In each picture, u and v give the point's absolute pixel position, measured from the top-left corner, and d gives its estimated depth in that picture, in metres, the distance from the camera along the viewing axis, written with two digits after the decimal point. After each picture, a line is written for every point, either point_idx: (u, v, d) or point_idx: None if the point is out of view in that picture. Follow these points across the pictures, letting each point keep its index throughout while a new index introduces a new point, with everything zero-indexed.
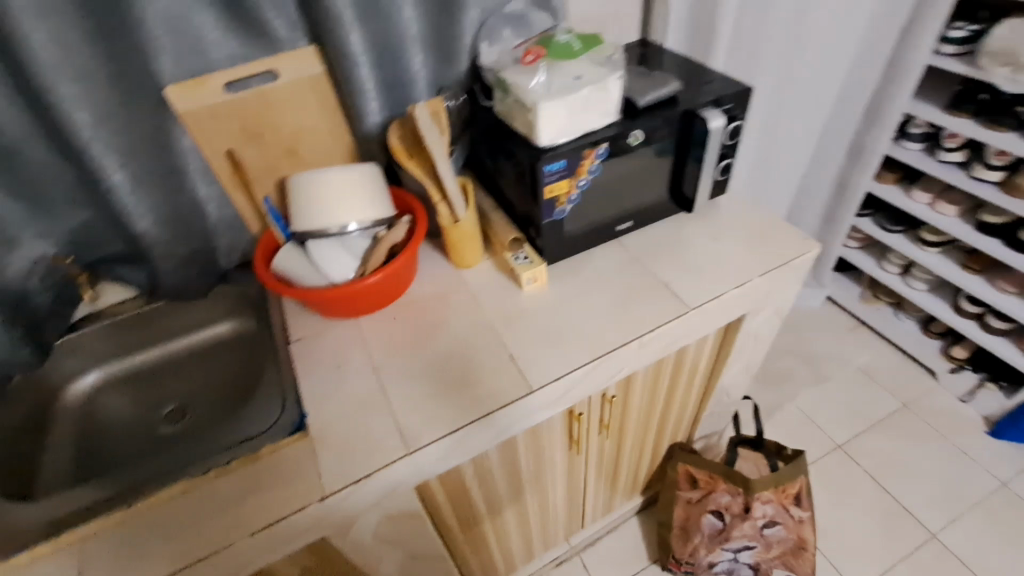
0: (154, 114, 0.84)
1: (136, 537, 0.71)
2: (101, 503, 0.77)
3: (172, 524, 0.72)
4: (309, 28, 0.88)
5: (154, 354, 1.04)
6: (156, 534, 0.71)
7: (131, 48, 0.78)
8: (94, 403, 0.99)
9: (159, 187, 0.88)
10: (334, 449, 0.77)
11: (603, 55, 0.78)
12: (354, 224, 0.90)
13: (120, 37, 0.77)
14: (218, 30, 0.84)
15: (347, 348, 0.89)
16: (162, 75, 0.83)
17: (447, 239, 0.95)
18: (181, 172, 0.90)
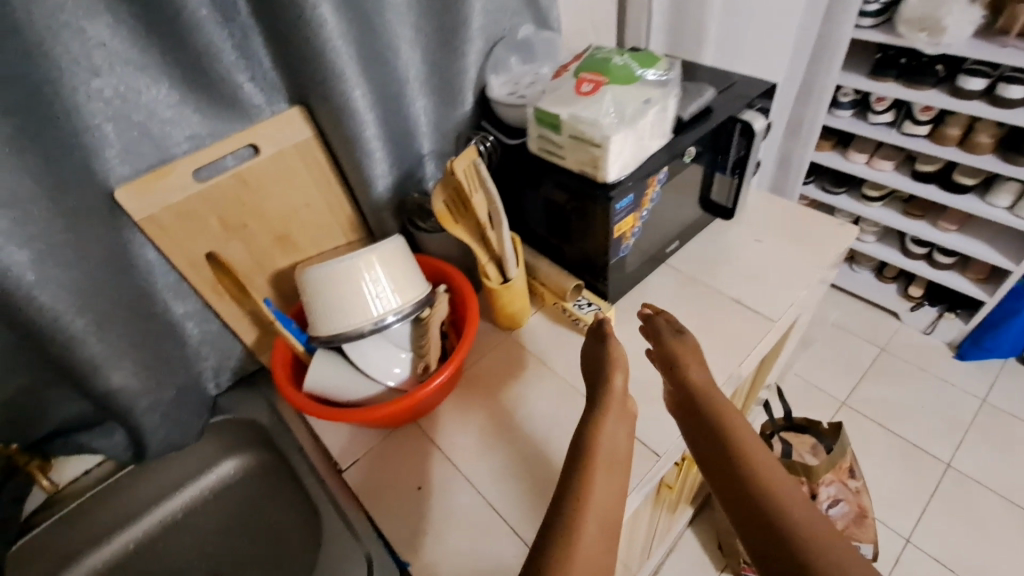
0: (105, 228, 0.63)
1: None
2: None
3: None
4: (290, 87, 0.71)
5: (140, 531, 0.79)
6: None
7: (65, 148, 0.57)
8: None
9: (128, 321, 0.67)
10: None
11: (660, 74, 0.71)
12: (392, 315, 0.73)
13: (48, 140, 0.56)
14: (176, 107, 0.64)
15: (420, 461, 0.73)
16: (109, 176, 0.62)
17: (495, 302, 0.82)
18: (150, 293, 0.69)
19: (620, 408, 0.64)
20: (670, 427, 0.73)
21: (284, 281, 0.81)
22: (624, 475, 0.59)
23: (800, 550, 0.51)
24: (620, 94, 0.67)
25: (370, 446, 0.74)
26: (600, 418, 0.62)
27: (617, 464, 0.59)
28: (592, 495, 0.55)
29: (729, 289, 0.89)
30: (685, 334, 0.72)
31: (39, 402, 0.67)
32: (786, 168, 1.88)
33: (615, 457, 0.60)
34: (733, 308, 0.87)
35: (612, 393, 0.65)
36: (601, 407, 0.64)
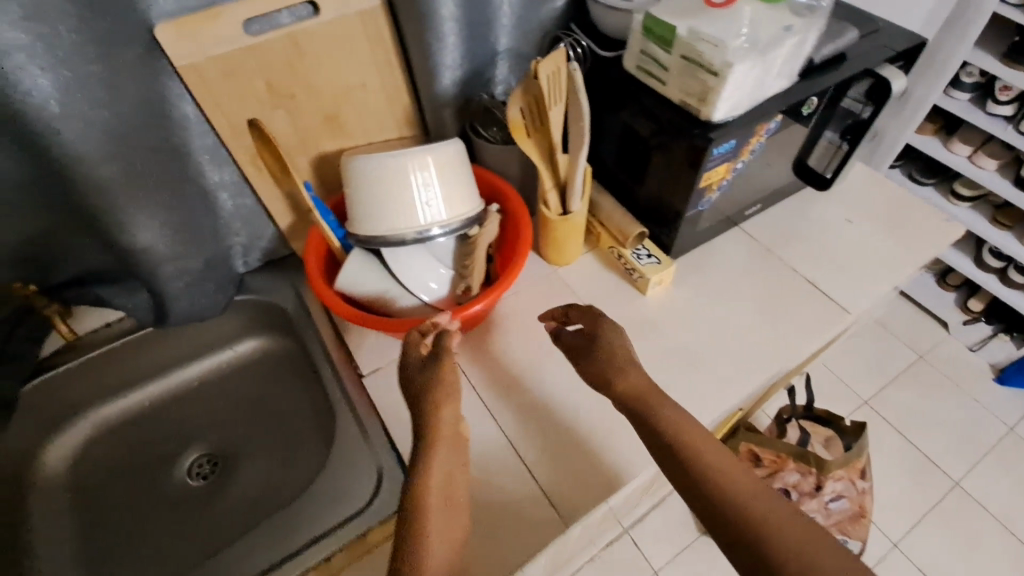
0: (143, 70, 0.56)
1: None
2: None
3: None
4: None
5: (156, 391, 0.79)
6: None
7: None
8: (84, 462, 0.74)
9: (160, 181, 0.61)
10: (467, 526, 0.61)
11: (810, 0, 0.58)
12: (437, 228, 0.66)
13: None
14: None
15: None
16: (151, 9, 0.54)
17: (546, 234, 0.75)
18: (185, 153, 0.63)
19: (452, 429, 0.54)
20: (709, 402, 0.68)
21: (328, 167, 0.74)
22: (459, 506, 0.51)
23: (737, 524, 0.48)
24: (757, 16, 0.55)
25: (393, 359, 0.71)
26: (431, 460, 0.51)
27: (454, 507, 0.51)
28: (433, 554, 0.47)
29: (805, 269, 0.81)
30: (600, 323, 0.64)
31: (64, 248, 0.64)
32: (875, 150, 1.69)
33: (454, 490, 0.52)
34: (804, 289, 0.78)
35: (444, 427, 0.53)
36: (430, 439, 0.52)
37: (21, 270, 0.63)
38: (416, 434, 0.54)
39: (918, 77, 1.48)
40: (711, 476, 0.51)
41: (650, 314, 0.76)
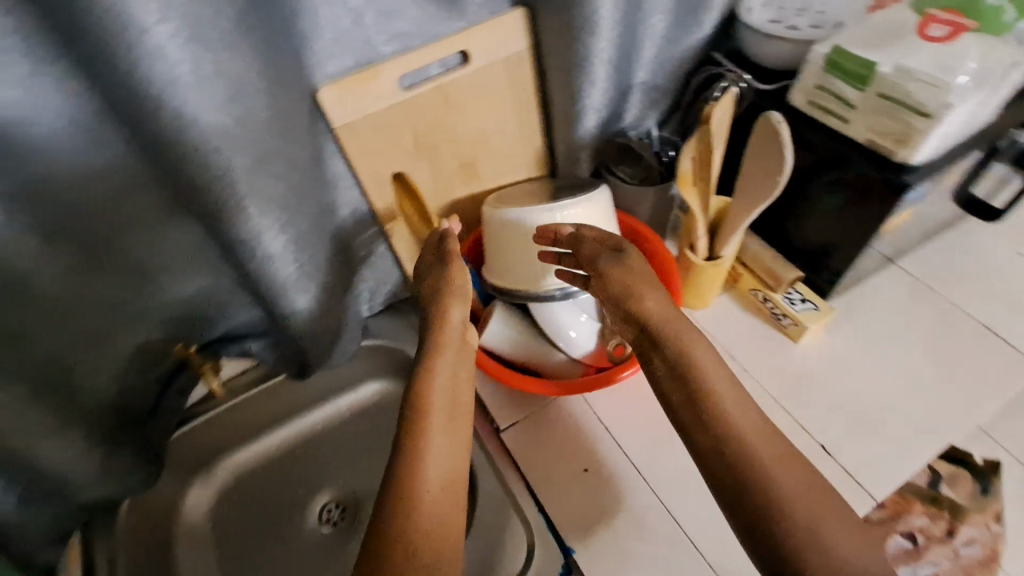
0: (305, 134, 0.55)
1: None
2: None
3: None
4: None
5: (283, 436, 0.79)
6: None
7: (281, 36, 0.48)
8: (222, 512, 0.74)
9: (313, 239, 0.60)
10: None
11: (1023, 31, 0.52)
12: None
13: (268, 22, 0.46)
14: None
15: (587, 440, 0.64)
16: (318, 74, 0.53)
17: (688, 279, 0.70)
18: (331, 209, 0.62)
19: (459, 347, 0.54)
20: (885, 467, 0.62)
21: (461, 216, 0.72)
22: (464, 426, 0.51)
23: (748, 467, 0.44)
24: (989, 54, 0.50)
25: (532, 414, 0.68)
26: (430, 368, 0.52)
27: (460, 416, 0.51)
28: (428, 469, 0.46)
29: (979, 313, 0.71)
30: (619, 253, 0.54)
31: (216, 304, 0.65)
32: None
33: (458, 398, 0.52)
34: (980, 334, 0.70)
35: (448, 328, 0.54)
36: (436, 343, 0.53)
37: (177, 327, 0.65)
38: (422, 341, 0.54)
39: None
40: (717, 413, 0.47)
41: (804, 363, 0.69)
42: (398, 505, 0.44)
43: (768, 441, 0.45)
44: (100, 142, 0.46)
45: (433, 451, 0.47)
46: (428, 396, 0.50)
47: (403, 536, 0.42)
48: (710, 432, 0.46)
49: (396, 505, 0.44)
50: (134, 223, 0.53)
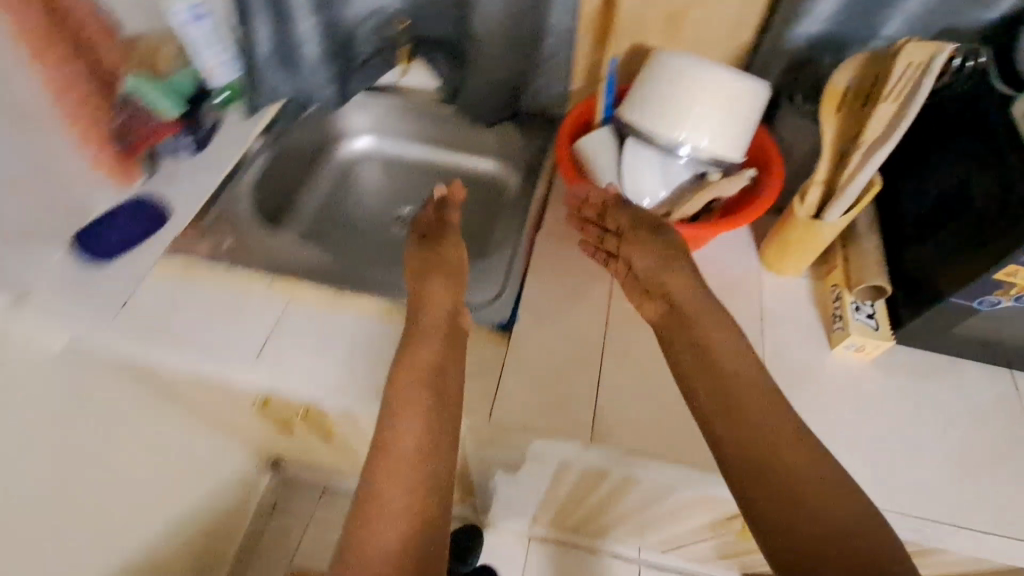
0: None
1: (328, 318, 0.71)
2: (320, 267, 0.78)
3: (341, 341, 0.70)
4: None
5: (418, 153, 1.03)
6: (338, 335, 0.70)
7: None
8: (358, 165, 1.03)
9: None
10: (526, 373, 0.66)
11: None
12: (689, 149, 0.69)
13: None
14: None
15: (590, 276, 0.75)
16: None
17: (778, 229, 0.71)
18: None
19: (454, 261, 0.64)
20: None
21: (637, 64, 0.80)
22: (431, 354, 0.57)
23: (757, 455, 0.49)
24: None
25: (572, 233, 0.79)
26: (414, 329, 0.60)
27: (442, 329, 0.60)
28: (405, 412, 0.53)
29: None
30: (660, 229, 0.60)
31: None
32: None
33: (434, 310, 0.61)
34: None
35: (426, 297, 0.61)
36: (423, 270, 0.63)
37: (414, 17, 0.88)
38: (410, 315, 0.61)
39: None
40: (724, 388, 0.52)
41: (818, 366, 0.68)
42: (377, 451, 0.51)
43: (751, 405, 0.51)
44: None
45: (406, 375, 0.56)
46: (426, 291, 0.61)
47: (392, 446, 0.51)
48: (715, 407, 0.52)
49: (389, 462, 0.50)
50: None
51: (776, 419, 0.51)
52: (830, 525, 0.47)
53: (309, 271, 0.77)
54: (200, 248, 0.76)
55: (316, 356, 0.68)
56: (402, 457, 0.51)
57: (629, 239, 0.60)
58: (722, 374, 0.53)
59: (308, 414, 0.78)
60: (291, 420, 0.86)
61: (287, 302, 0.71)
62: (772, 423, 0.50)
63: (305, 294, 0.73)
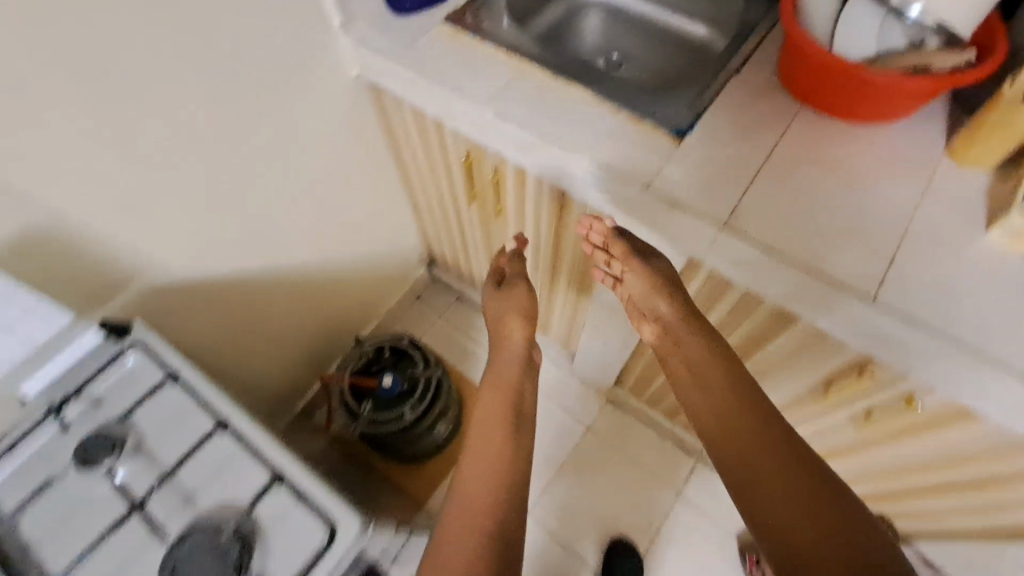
0: None
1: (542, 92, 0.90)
2: (542, 55, 0.95)
3: (548, 110, 0.89)
4: None
5: (639, 10, 1.16)
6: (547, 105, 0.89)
7: None
8: (585, 7, 1.18)
9: None
10: (685, 170, 0.80)
11: None
12: (917, 10, 0.73)
13: None
14: None
15: (768, 118, 0.84)
16: None
17: (978, 113, 0.73)
18: None
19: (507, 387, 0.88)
20: (908, 309, 0.69)
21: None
22: (494, 416, 0.84)
23: (737, 468, 0.67)
24: None
25: (764, 84, 0.88)
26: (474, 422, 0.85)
27: (496, 423, 0.83)
28: (466, 473, 0.78)
29: None
30: (648, 258, 0.80)
31: None
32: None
33: (506, 380, 0.89)
34: None
35: (511, 342, 0.94)
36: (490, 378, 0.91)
37: None
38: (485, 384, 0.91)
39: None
40: (699, 406, 0.73)
41: (960, 242, 0.73)
42: (456, 479, 0.79)
43: (735, 410, 0.70)
44: None
45: (484, 452, 0.80)
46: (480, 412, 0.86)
47: (451, 504, 0.75)
48: (711, 416, 0.71)
49: (458, 498, 0.76)
50: None
51: (758, 423, 0.68)
52: (792, 530, 0.60)
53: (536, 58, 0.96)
54: (468, 22, 0.98)
55: (529, 113, 0.89)
56: (475, 470, 0.78)
57: (626, 275, 0.82)
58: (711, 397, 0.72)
59: (504, 176, 1.03)
60: (485, 188, 1.11)
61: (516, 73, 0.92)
62: (748, 424, 0.69)
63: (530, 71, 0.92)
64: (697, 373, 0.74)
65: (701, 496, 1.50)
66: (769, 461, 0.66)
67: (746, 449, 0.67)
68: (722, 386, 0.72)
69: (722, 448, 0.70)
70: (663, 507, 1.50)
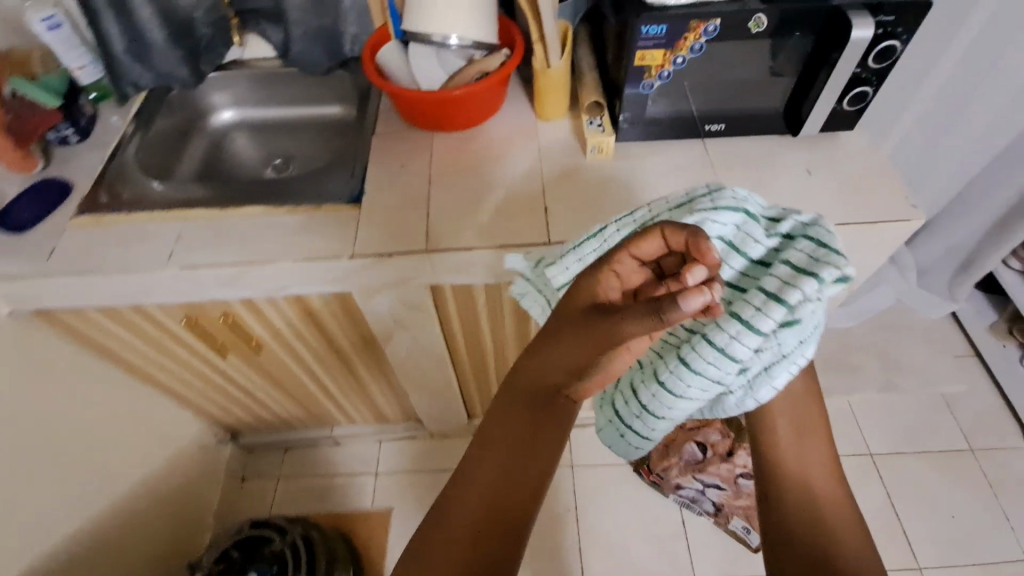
0: None
1: (208, 227, 0.88)
2: (197, 199, 0.94)
3: (226, 237, 0.87)
4: None
5: (276, 114, 1.23)
6: (218, 236, 0.87)
7: None
8: (226, 136, 1.21)
9: None
10: (372, 227, 0.88)
11: None
12: (455, 38, 0.93)
13: None
14: None
15: (415, 154, 0.98)
16: None
17: (535, 85, 0.96)
18: None
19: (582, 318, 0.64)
20: (574, 226, 0.87)
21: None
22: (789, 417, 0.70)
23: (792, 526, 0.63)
24: None
25: (397, 132, 1.01)
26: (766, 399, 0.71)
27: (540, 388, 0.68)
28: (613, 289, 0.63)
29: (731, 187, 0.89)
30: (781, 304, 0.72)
31: None
32: (966, 208, 1.50)
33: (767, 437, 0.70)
34: None
35: None
36: None
37: None
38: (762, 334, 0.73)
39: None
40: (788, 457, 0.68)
41: (579, 170, 0.93)
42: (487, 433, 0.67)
43: (806, 477, 0.66)
44: None
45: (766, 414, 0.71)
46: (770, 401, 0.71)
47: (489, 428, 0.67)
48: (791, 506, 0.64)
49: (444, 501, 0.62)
50: None
51: (834, 514, 0.63)
52: None
53: (192, 200, 0.94)
54: (103, 202, 0.91)
55: (207, 250, 0.86)
56: (468, 517, 0.60)
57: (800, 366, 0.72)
58: (821, 449, 0.67)
59: (233, 319, 1.00)
60: (222, 336, 1.06)
61: (179, 230, 0.88)
62: (836, 509, 0.63)
63: (191, 221, 0.89)
64: (818, 463, 0.67)
65: (588, 454, 1.62)
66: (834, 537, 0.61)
67: (835, 528, 0.61)
68: (834, 502, 0.64)
69: (784, 500, 0.65)
70: (566, 484, 1.58)
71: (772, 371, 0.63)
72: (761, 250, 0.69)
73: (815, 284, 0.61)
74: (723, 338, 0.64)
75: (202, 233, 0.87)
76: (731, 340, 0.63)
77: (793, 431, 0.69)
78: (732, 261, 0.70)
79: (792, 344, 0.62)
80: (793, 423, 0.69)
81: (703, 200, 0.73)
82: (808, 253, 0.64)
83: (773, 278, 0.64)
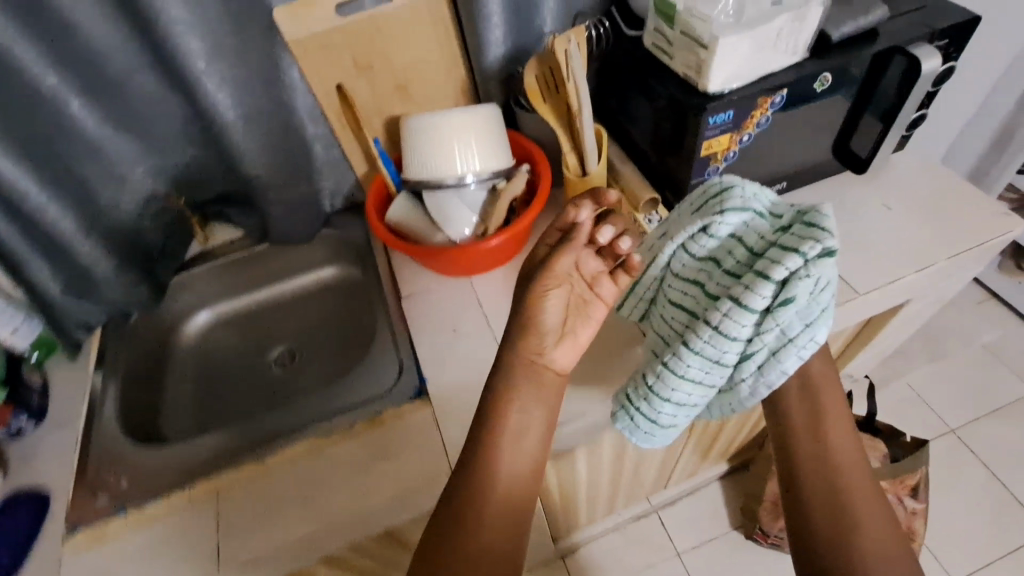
0: (267, 56, 0.77)
1: (257, 494, 0.68)
2: (223, 455, 0.74)
3: (287, 501, 0.68)
4: None
5: (259, 297, 1.03)
6: (274, 505, 0.67)
7: (266, 12, 0.74)
8: (206, 342, 0.99)
9: (276, 146, 0.84)
10: (460, 422, 0.71)
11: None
12: (472, 176, 0.80)
13: None
14: None
15: (463, 310, 0.82)
16: (283, 39, 0.76)
17: (570, 196, 0.82)
18: (300, 134, 0.87)
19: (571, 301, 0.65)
20: None
21: (384, 114, 0.88)
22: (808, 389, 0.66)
23: (827, 495, 0.61)
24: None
25: (427, 289, 0.86)
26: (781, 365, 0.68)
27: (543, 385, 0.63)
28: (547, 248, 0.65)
29: None
30: None
31: (206, 172, 0.87)
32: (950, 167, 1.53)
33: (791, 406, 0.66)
34: None
35: None
36: None
37: (177, 188, 0.87)
38: None
39: (1011, 85, 1.29)
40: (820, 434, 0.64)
41: None
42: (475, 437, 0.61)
43: (826, 446, 0.63)
44: (139, 54, 0.72)
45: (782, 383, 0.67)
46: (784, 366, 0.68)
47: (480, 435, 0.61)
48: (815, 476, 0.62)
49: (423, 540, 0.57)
50: (159, 116, 0.78)
51: (861, 485, 0.61)
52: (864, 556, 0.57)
53: (214, 461, 0.74)
54: (100, 505, 0.69)
55: (270, 529, 0.66)
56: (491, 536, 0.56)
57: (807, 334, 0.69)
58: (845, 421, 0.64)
59: None
60: None
61: (220, 514, 0.67)
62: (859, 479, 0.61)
63: (232, 497, 0.68)
64: (840, 422, 0.65)
65: (691, 534, 1.47)
66: (861, 507, 0.60)
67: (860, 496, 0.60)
68: (852, 469, 0.62)
69: (809, 471, 0.62)
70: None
71: (775, 353, 0.60)
72: (758, 225, 0.64)
73: (800, 259, 0.57)
74: (716, 321, 0.61)
75: (253, 509, 0.67)
76: (724, 319, 0.60)
77: (800, 386, 0.66)
78: (733, 241, 0.64)
79: (794, 325, 0.58)
80: (800, 394, 0.66)
81: (710, 195, 0.67)
82: (805, 230, 0.59)
83: (769, 261, 0.58)
